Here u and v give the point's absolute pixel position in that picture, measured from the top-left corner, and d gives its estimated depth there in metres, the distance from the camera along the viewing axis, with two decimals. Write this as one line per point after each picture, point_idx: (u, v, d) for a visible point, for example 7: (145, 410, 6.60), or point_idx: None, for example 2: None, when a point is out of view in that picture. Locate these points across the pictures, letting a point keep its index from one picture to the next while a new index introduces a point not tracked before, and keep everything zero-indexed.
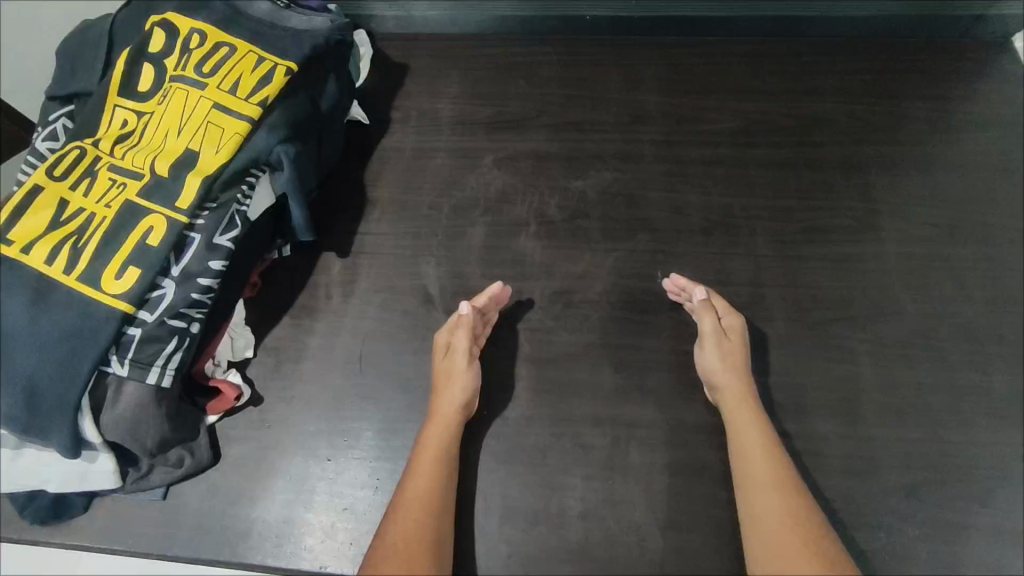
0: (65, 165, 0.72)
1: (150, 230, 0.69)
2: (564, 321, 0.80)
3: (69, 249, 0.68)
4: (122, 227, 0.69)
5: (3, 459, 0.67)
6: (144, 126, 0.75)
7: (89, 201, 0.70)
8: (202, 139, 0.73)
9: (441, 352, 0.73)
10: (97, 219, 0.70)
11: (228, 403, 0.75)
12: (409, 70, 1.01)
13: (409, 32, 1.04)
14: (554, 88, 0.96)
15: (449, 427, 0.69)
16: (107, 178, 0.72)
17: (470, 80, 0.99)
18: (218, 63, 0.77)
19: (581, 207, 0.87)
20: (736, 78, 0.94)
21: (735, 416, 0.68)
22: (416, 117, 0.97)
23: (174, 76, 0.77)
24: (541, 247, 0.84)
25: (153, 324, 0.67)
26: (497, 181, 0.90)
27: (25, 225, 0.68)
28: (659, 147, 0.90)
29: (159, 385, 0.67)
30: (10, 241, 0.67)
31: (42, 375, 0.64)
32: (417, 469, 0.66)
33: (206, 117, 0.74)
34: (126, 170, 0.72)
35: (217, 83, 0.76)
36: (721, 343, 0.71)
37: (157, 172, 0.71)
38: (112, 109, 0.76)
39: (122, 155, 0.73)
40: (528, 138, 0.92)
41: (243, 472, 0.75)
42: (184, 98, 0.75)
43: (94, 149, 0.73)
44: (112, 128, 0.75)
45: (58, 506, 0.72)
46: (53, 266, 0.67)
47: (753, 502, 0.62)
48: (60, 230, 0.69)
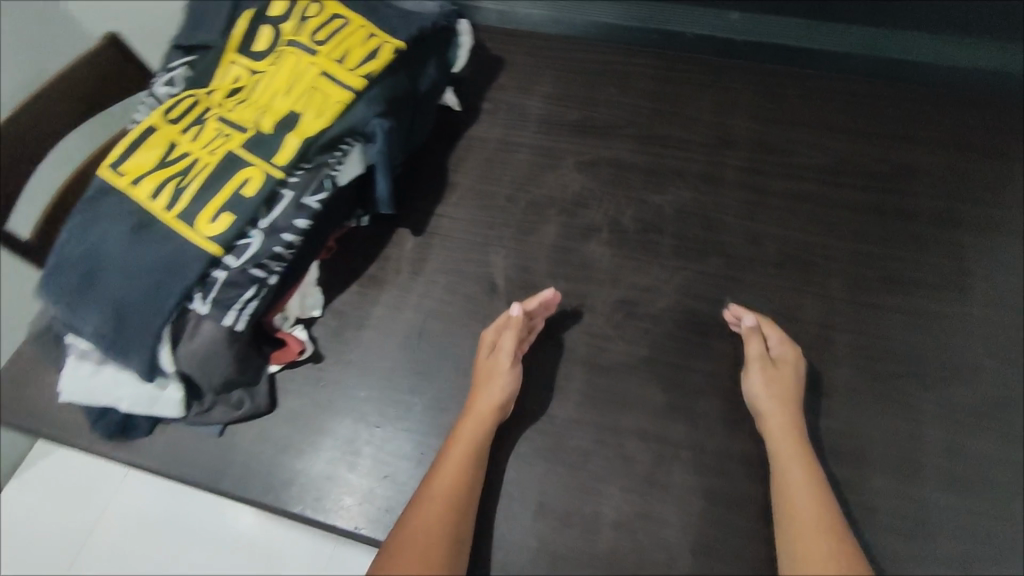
0: (180, 111, 0.78)
1: (246, 181, 0.73)
2: (623, 330, 0.80)
3: (173, 189, 0.73)
4: (222, 173, 0.73)
5: (86, 372, 0.73)
6: (253, 83, 0.79)
7: (195, 146, 0.76)
8: (306, 103, 0.76)
9: (483, 351, 0.75)
10: (200, 162, 0.74)
11: (292, 355, 0.78)
12: (505, 65, 1.04)
13: (511, 28, 1.07)
14: (644, 101, 0.97)
15: (484, 425, 0.70)
16: (214, 128, 0.77)
17: (564, 82, 1.00)
18: (332, 33, 0.81)
19: (656, 221, 0.87)
20: (832, 115, 0.92)
21: (783, 456, 0.66)
22: (505, 110, 0.99)
23: (289, 41, 0.81)
24: (610, 254, 0.85)
25: (237, 269, 0.71)
26: (576, 183, 0.91)
27: (137, 161, 0.75)
28: (741, 173, 0.89)
29: (233, 328, 0.71)
30: (125, 174, 0.74)
31: (131, 300, 0.69)
32: (445, 464, 0.67)
33: (314, 82, 0.77)
34: (233, 121, 0.77)
35: (328, 52, 0.80)
36: (770, 380, 0.71)
37: (260, 128, 0.76)
38: (230, 65, 0.81)
39: (232, 107, 0.78)
40: (613, 146, 0.94)
41: (295, 425, 0.77)
42: (295, 61, 0.79)
43: (208, 100, 0.79)
44: (226, 83, 0.80)
45: (126, 426, 0.76)
46: (155, 202, 0.73)
47: (796, 545, 0.61)
48: (166, 169, 0.75)
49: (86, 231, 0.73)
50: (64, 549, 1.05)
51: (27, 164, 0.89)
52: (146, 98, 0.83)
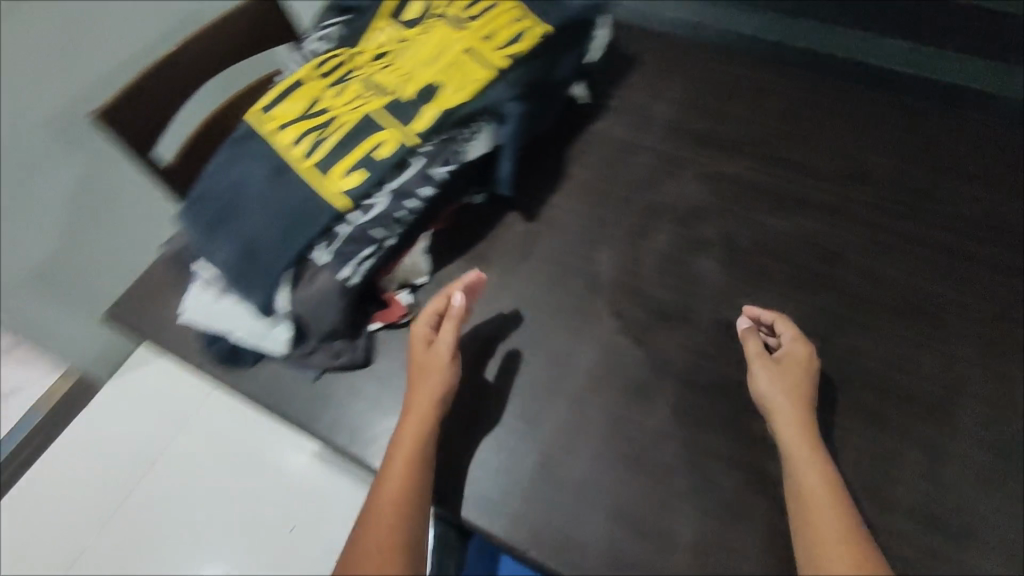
0: (329, 67, 0.81)
1: (381, 143, 0.75)
2: (724, 352, 0.77)
3: (312, 140, 0.76)
4: (359, 132, 0.76)
5: (210, 297, 0.79)
6: (399, 50, 0.82)
7: (337, 102, 0.79)
8: (448, 76, 0.78)
9: (415, 345, 0.74)
10: (340, 118, 0.77)
11: (393, 317, 0.80)
12: (637, 64, 1.02)
13: (647, 30, 1.06)
14: (777, 120, 0.93)
15: (426, 421, 0.69)
16: (356, 88, 0.79)
17: (695, 90, 0.98)
18: (482, 11, 0.83)
19: (773, 245, 0.84)
20: (978, 165, 0.86)
21: (799, 461, 0.64)
22: (632, 110, 0.97)
23: (440, 15, 0.84)
24: (721, 272, 0.82)
25: (360, 227, 0.73)
26: (695, 194, 0.89)
27: (284, 109, 0.79)
28: (871, 210, 0.85)
29: (346, 282, 0.73)
30: (270, 121, 0.78)
31: (261, 239, 0.74)
32: (391, 472, 0.66)
33: (459, 56, 0.79)
34: (375, 84, 0.79)
35: (476, 29, 0.81)
36: (774, 386, 0.69)
37: (401, 94, 0.78)
38: (378, 30, 0.84)
39: (377, 70, 0.81)
40: (737, 162, 0.91)
41: (386, 384, 0.78)
42: (444, 34, 0.81)
43: (354, 61, 0.82)
44: (372, 47, 0.83)
45: (234, 355, 0.80)
46: (294, 150, 0.76)
47: (817, 540, 0.60)
48: (308, 121, 0.78)
49: (230, 170, 0.77)
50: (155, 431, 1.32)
51: (179, 99, 0.96)
52: (300, 53, 0.87)
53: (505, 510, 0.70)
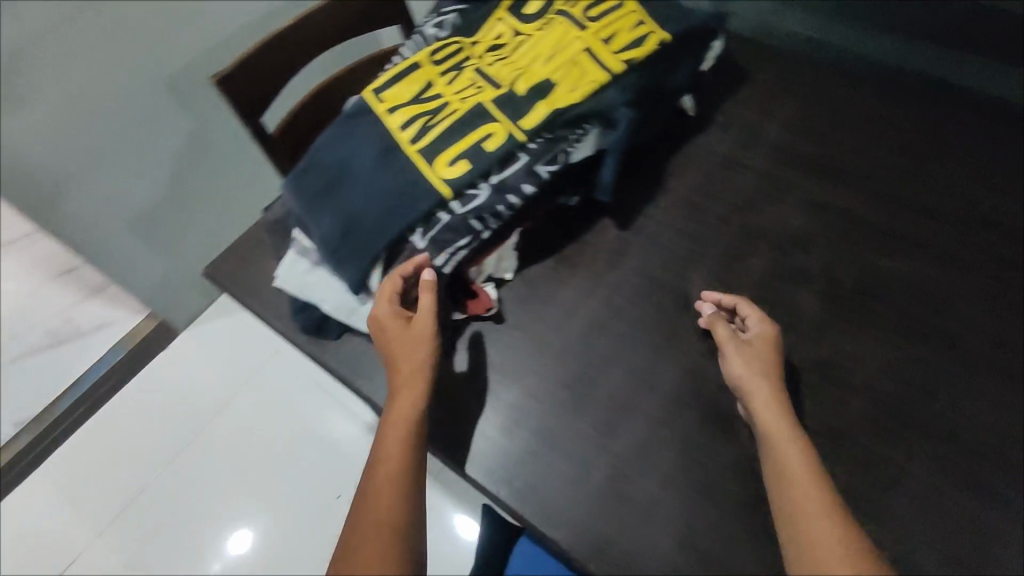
0: (444, 54, 0.82)
1: (489, 135, 0.75)
2: (815, 391, 0.73)
3: (421, 125, 0.77)
4: (468, 122, 0.76)
5: (305, 267, 0.81)
6: (515, 44, 0.82)
7: (450, 90, 0.79)
8: (563, 75, 0.77)
9: (390, 320, 0.71)
10: (450, 106, 0.78)
11: (479, 308, 0.80)
12: (749, 79, 0.98)
13: (764, 45, 1.02)
14: (895, 154, 0.88)
15: (414, 394, 0.66)
16: (470, 78, 0.80)
17: (809, 113, 0.94)
18: (604, 12, 0.81)
19: (880, 286, 0.79)
20: None
21: (771, 429, 0.61)
22: (740, 126, 0.94)
23: (561, 12, 0.83)
24: (819, 307, 0.79)
25: (459, 217, 0.74)
26: (799, 222, 0.85)
27: (396, 91, 0.80)
28: (991, 261, 0.79)
29: (440, 269, 0.75)
30: (383, 101, 0.79)
31: (363, 218, 0.75)
32: (384, 452, 0.62)
33: (576, 57, 0.78)
34: (489, 76, 0.79)
35: (597, 30, 0.80)
36: (746, 368, 0.67)
37: (514, 88, 0.77)
38: (497, 21, 0.84)
39: (493, 62, 0.81)
40: (848, 194, 0.86)
41: (463, 375, 0.78)
42: (563, 32, 0.80)
43: (470, 51, 0.82)
44: (488, 38, 0.83)
45: (320, 326, 0.82)
46: (403, 134, 0.77)
47: (795, 496, 0.55)
48: (420, 105, 0.79)
49: (342, 147, 0.79)
50: (227, 384, 1.47)
51: (291, 70, 0.99)
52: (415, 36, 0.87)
53: (570, 519, 0.69)
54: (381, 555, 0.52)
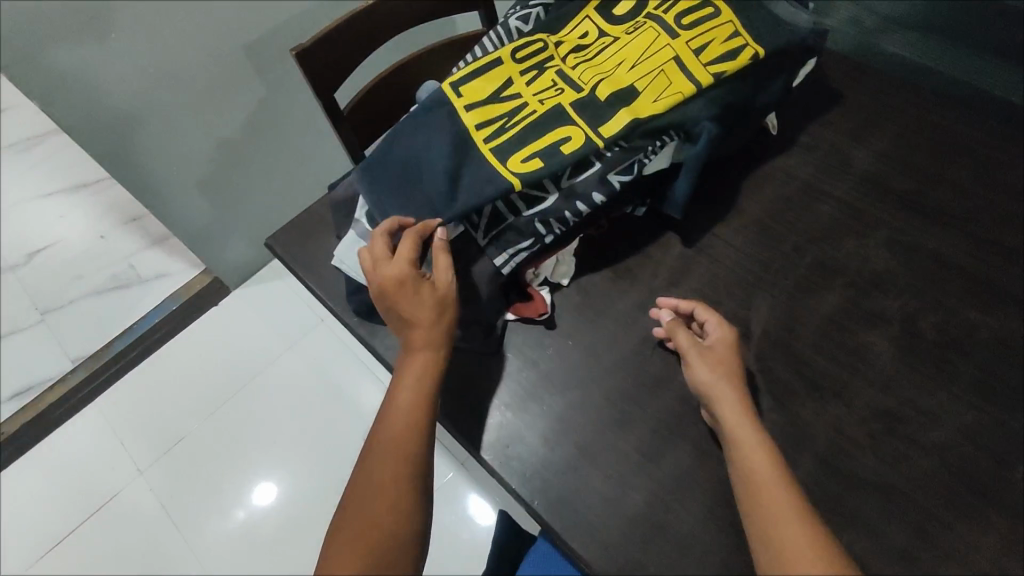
0: (526, 52, 0.80)
1: (567, 138, 0.73)
2: (877, 443, 0.69)
3: (497, 124, 0.76)
4: (545, 122, 0.75)
5: (360, 251, 0.80)
6: (601, 46, 0.80)
7: (529, 90, 0.78)
8: (648, 83, 0.75)
9: (411, 282, 0.70)
10: (529, 107, 0.76)
11: (532, 312, 0.78)
12: (841, 103, 0.93)
13: (862, 67, 0.96)
14: (996, 201, 0.83)
15: (428, 358, 0.68)
16: (551, 79, 0.78)
17: (905, 145, 0.88)
18: (699, 20, 0.78)
19: (962, 340, 0.74)
20: None
21: (734, 433, 0.64)
22: (826, 151, 0.89)
23: (652, 18, 0.80)
24: (891, 354, 0.74)
25: (524, 219, 0.74)
26: (880, 261, 0.80)
27: (474, 86, 0.78)
28: None
29: (500, 269, 0.75)
30: (460, 94, 0.78)
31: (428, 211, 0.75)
32: (395, 410, 0.66)
33: (663, 66, 0.75)
34: (570, 78, 0.78)
35: (688, 38, 0.77)
36: (713, 374, 0.68)
37: (596, 92, 0.76)
38: (583, 19, 0.82)
39: (577, 64, 0.79)
40: (936, 237, 0.81)
41: (510, 376, 0.77)
42: (652, 38, 0.77)
43: (552, 52, 0.80)
44: (573, 37, 0.81)
45: (372, 311, 0.82)
46: (479, 131, 0.76)
47: (763, 497, 0.59)
48: (498, 104, 0.77)
49: (416, 137, 0.78)
50: (270, 346, 1.51)
51: (368, 50, 0.98)
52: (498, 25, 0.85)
53: (604, 540, 0.67)
54: (400, 508, 0.60)
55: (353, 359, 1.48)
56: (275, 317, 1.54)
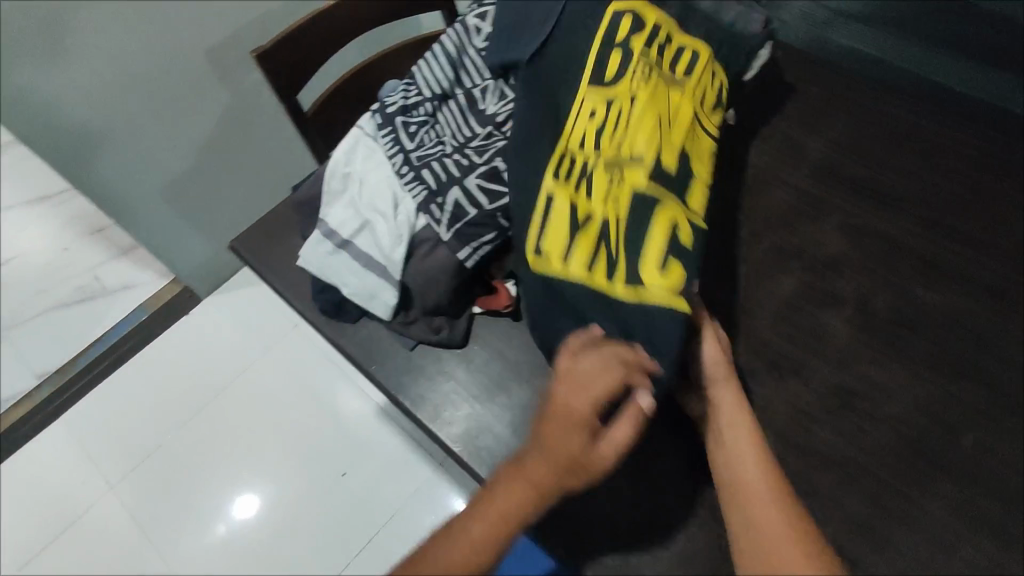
0: (564, 165, 0.70)
1: (676, 223, 0.64)
2: (835, 418, 0.72)
3: (602, 254, 0.66)
4: (646, 215, 0.64)
5: (325, 249, 0.79)
6: (620, 107, 0.70)
7: (591, 198, 0.68)
8: (689, 147, 0.71)
9: (570, 430, 0.55)
10: (623, 222, 0.66)
11: (497, 305, 0.79)
12: (794, 93, 0.95)
13: (813, 59, 0.99)
14: (945, 183, 0.86)
15: (533, 505, 0.55)
16: (604, 174, 0.68)
17: (856, 132, 0.91)
18: (686, 66, 0.75)
19: (914, 317, 0.77)
20: None
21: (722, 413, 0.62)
22: (781, 140, 0.91)
23: (647, 61, 0.73)
24: (848, 333, 0.77)
25: (486, 212, 0.73)
26: (834, 244, 0.83)
27: (552, 237, 0.67)
28: None
29: (463, 262, 0.74)
30: (542, 256, 0.67)
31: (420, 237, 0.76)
32: (471, 533, 0.55)
33: (688, 125, 0.71)
34: (625, 159, 0.68)
35: (693, 90, 0.74)
36: (720, 355, 0.65)
37: (660, 163, 0.68)
38: (582, 97, 0.72)
39: (619, 141, 0.69)
40: (889, 220, 0.84)
41: (478, 369, 0.78)
42: (660, 96, 0.71)
43: (581, 150, 0.70)
44: (584, 114, 0.71)
45: (340, 308, 0.82)
46: (593, 273, 0.65)
47: (751, 490, 0.55)
48: (586, 238, 0.67)
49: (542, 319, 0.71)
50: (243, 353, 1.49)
51: (330, 53, 0.99)
52: (457, 22, 0.84)
53: (573, 524, 0.68)
54: None
55: (326, 362, 1.48)
56: (248, 324, 1.52)
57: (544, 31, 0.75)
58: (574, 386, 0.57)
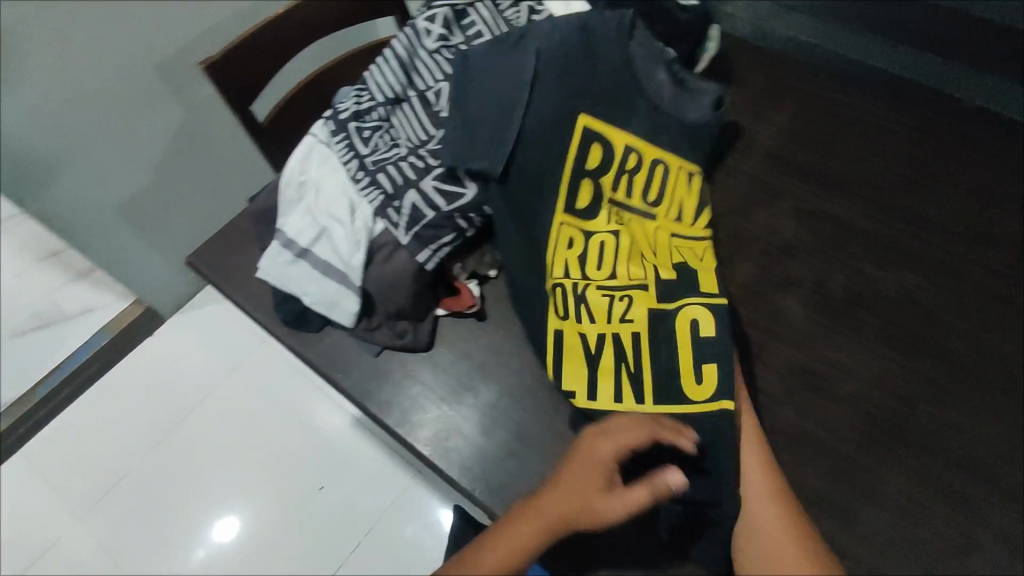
0: (562, 300, 0.71)
1: (696, 320, 0.68)
2: (796, 398, 0.73)
3: (624, 375, 0.69)
4: (664, 345, 0.68)
5: (284, 259, 0.78)
6: (601, 240, 0.73)
7: (600, 325, 0.70)
8: (685, 254, 0.74)
9: (588, 483, 0.61)
10: (644, 342, 0.69)
11: (461, 306, 0.80)
12: (743, 83, 0.97)
13: (761, 49, 1.01)
14: (890, 165, 0.88)
15: (543, 537, 0.61)
16: (601, 298, 0.71)
17: (804, 118, 0.94)
18: (659, 186, 0.76)
19: (867, 296, 0.79)
20: None
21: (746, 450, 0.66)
22: (733, 129, 0.93)
23: (612, 203, 0.75)
24: (804, 314, 0.79)
25: (444, 214, 0.73)
26: (788, 228, 0.85)
27: (572, 373, 0.70)
28: (983, 276, 0.80)
29: (423, 265, 0.75)
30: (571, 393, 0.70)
31: (379, 241, 0.76)
32: (486, 552, 0.62)
33: (675, 243, 0.74)
34: (624, 285, 0.71)
35: (667, 210, 0.76)
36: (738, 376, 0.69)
37: (662, 278, 0.71)
38: (560, 226, 0.73)
39: (607, 268, 0.72)
40: (839, 203, 0.86)
41: (445, 371, 0.78)
42: (641, 229, 0.75)
43: (574, 282, 0.72)
44: (562, 249, 0.73)
45: (301, 318, 0.81)
46: (621, 400, 0.68)
47: (756, 509, 0.64)
48: (603, 367, 0.70)
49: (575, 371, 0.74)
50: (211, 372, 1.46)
51: (281, 61, 0.98)
52: (407, 28, 0.82)
53: None
54: None
55: (298, 375, 1.46)
56: (214, 341, 1.49)
57: (505, 148, 0.70)
58: (597, 446, 0.62)
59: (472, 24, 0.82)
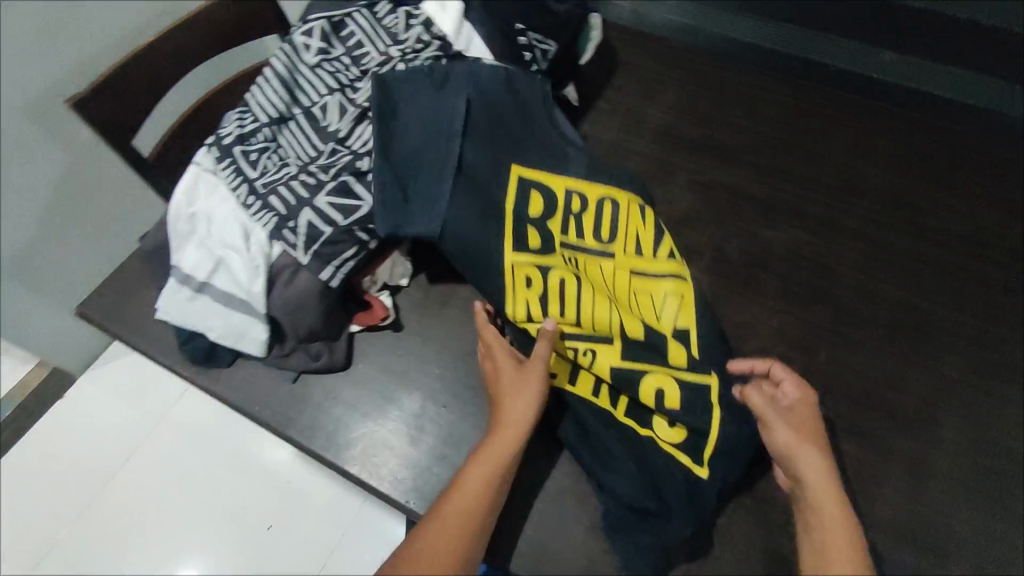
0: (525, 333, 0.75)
1: (659, 392, 0.71)
2: None
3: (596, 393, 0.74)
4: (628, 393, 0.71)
5: (183, 296, 0.75)
6: (560, 278, 0.73)
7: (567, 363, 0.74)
8: (643, 299, 0.75)
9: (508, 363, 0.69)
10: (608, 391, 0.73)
11: (374, 320, 0.78)
12: (629, 67, 1.00)
13: (641, 33, 1.04)
14: (771, 131, 0.94)
15: (511, 441, 0.65)
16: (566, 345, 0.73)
17: (689, 96, 0.97)
18: (613, 225, 0.77)
19: (763, 257, 0.83)
20: (968, 185, 0.88)
21: (815, 508, 0.59)
22: (623, 113, 0.96)
23: (569, 245, 0.76)
24: (707, 282, 0.82)
25: (342, 228, 0.71)
26: (684, 201, 0.88)
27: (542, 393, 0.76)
28: (864, 224, 0.85)
29: (328, 283, 0.72)
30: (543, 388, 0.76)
31: (279, 266, 0.74)
32: (468, 479, 0.63)
33: (634, 288, 0.75)
34: (588, 335, 0.73)
35: (624, 246, 0.76)
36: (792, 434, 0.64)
37: (625, 334, 0.72)
38: (514, 266, 0.73)
39: (570, 312, 0.73)
40: (728, 171, 0.90)
41: (366, 387, 0.77)
42: (598, 271, 0.75)
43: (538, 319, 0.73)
44: (519, 290, 0.73)
45: (209, 354, 0.78)
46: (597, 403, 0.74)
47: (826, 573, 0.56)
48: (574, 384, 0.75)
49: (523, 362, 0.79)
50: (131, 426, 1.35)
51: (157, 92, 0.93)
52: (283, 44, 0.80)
53: None
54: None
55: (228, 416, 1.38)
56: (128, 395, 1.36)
57: (436, 209, 0.70)
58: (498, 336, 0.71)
59: (352, 34, 0.80)
